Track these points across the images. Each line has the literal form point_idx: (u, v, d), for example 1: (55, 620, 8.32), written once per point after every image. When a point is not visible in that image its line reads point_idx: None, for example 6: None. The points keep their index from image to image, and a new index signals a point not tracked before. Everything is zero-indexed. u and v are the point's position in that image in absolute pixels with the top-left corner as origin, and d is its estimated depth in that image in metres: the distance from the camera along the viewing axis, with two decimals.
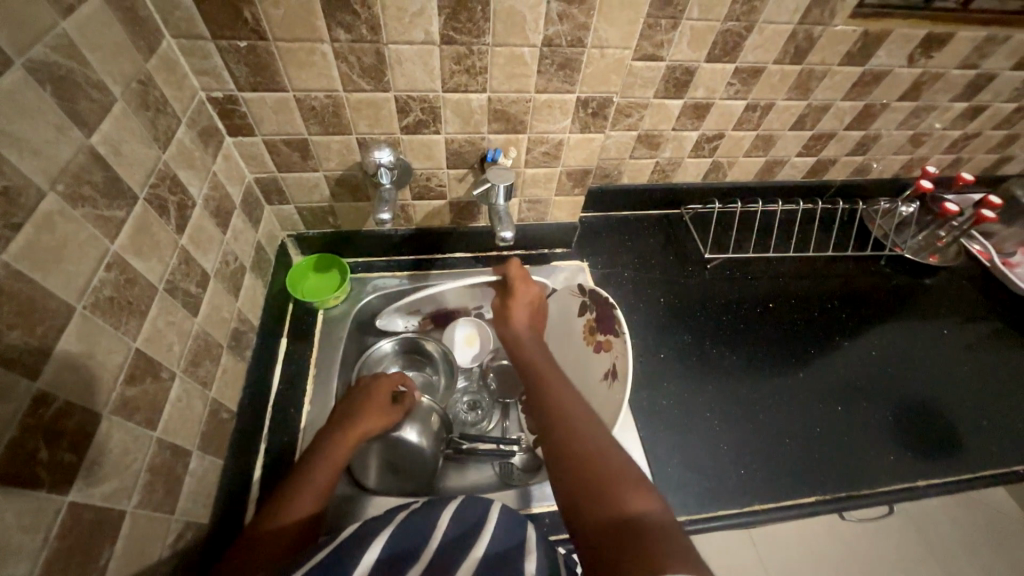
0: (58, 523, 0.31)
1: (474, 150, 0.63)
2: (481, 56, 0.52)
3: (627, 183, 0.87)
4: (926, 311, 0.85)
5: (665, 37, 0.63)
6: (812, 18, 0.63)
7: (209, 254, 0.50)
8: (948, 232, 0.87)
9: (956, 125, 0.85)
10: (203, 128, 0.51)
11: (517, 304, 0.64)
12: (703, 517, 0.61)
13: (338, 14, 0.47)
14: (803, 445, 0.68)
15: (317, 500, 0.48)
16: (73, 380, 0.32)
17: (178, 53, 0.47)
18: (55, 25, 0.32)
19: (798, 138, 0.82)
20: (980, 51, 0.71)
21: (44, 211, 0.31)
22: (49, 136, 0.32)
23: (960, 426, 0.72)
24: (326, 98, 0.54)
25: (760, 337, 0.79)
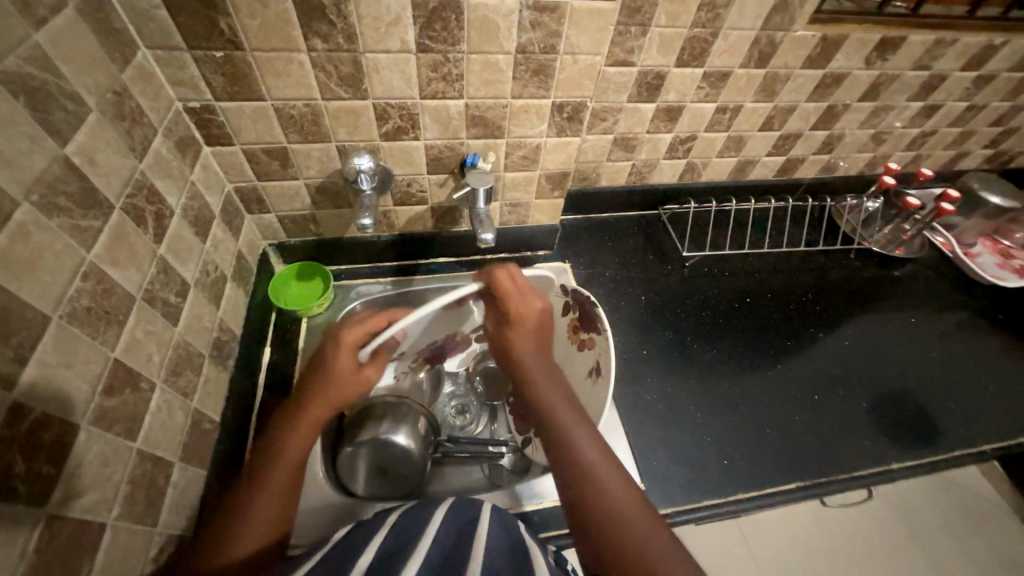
0: (36, 536, 0.30)
1: (453, 155, 0.64)
2: (457, 63, 0.53)
3: (606, 185, 0.89)
4: (895, 302, 0.89)
5: (635, 43, 0.65)
6: (773, 24, 0.66)
7: (189, 263, 0.50)
8: (912, 225, 0.92)
9: (914, 124, 0.89)
10: (180, 138, 0.51)
11: (519, 334, 0.55)
12: (689, 507, 0.62)
13: (314, 24, 0.47)
14: (783, 434, 0.70)
15: (273, 528, 0.44)
16: (49, 390, 0.32)
17: (154, 64, 0.47)
18: (28, 37, 0.33)
19: (767, 138, 0.85)
20: (931, 53, 0.75)
21: (18, 221, 0.31)
22: (23, 146, 0.32)
23: (929, 410, 0.75)
24: (304, 106, 0.54)
25: (738, 331, 0.81)
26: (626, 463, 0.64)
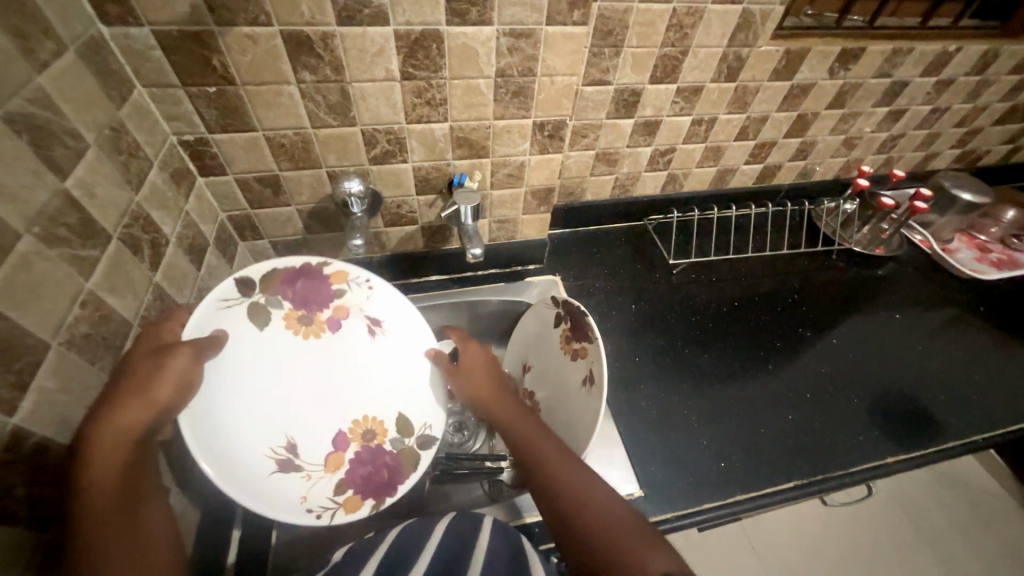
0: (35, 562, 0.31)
1: (440, 176, 0.66)
2: (440, 88, 0.56)
3: (591, 199, 0.92)
4: (879, 300, 0.91)
5: (610, 63, 0.69)
6: (738, 41, 0.70)
7: (184, 290, 0.51)
8: (890, 225, 0.95)
9: (882, 128, 0.93)
10: (175, 170, 0.53)
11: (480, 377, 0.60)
12: (688, 512, 0.62)
13: (303, 58, 0.50)
14: (778, 434, 0.70)
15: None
16: (49, 415, 0.33)
17: (150, 101, 0.49)
18: (30, 79, 0.34)
19: (743, 147, 0.89)
20: (890, 61, 0.79)
21: (20, 251, 0.32)
22: (26, 181, 0.33)
23: (921, 404, 0.76)
24: (295, 135, 0.57)
25: (729, 336, 0.82)
26: (624, 469, 0.65)
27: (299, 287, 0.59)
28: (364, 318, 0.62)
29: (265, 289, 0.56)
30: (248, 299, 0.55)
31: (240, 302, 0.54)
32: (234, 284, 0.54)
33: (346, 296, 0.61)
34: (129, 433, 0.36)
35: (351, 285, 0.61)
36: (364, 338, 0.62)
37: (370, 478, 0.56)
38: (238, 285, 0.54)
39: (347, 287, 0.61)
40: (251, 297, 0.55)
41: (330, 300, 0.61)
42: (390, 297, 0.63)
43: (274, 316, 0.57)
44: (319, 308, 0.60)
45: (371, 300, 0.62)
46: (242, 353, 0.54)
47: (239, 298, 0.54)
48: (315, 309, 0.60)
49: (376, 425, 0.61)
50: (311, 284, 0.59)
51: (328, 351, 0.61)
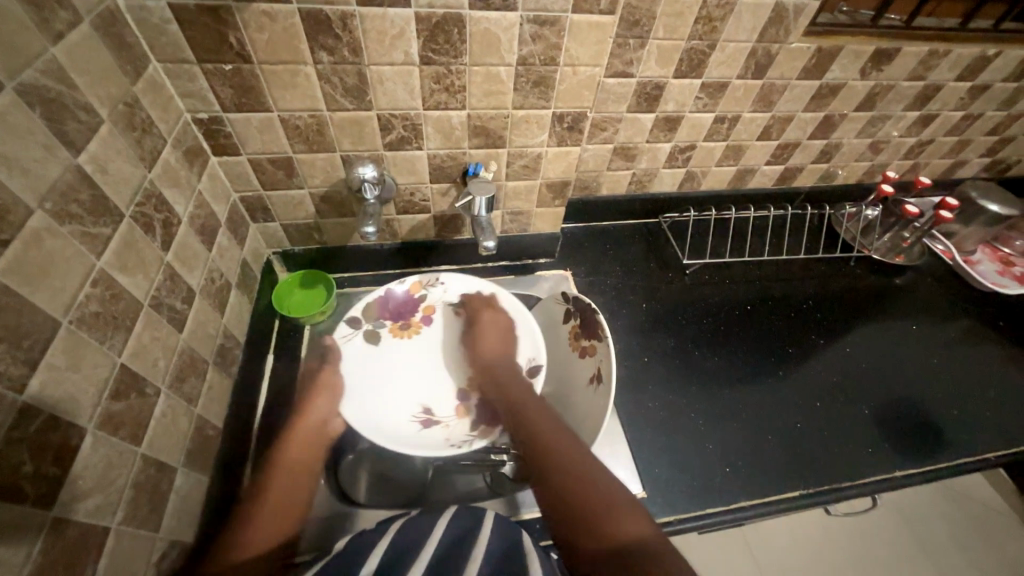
0: (41, 539, 0.30)
1: (455, 165, 0.65)
2: (459, 75, 0.55)
3: (606, 194, 0.90)
4: (896, 309, 0.89)
5: (634, 55, 0.67)
6: (769, 36, 0.67)
7: (195, 271, 0.51)
8: (912, 233, 0.93)
9: (911, 133, 0.90)
10: (189, 148, 0.52)
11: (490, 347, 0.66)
12: (691, 515, 0.62)
13: (321, 38, 0.49)
14: (785, 441, 0.70)
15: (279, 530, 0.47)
16: (57, 394, 0.33)
17: (165, 77, 0.48)
18: (44, 50, 0.34)
19: (765, 147, 0.87)
20: (925, 64, 0.76)
21: (31, 227, 0.32)
22: (37, 155, 0.32)
23: (934, 418, 0.75)
24: (310, 117, 0.56)
25: (740, 340, 0.81)
26: (627, 469, 0.65)
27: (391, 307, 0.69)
28: (447, 306, 0.72)
29: (368, 317, 0.68)
30: (360, 329, 0.67)
31: (355, 331, 0.66)
32: (346, 324, 0.66)
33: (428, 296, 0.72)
34: (313, 431, 0.56)
35: (427, 289, 0.71)
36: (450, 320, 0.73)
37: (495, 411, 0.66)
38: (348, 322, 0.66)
39: (426, 290, 0.71)
40: (362, 327, 0.67)
41: (417, 305, 0.71)
42: (462, 283, 0.71)
43: (383, 335, 0.69)
44: (411, 314, 0.71)
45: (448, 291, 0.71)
46: (364, 363, 0.66)
47: (352, 331, 0.66)
48: (408, 316, 0.71)
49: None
50: (397, 300, 0.70)
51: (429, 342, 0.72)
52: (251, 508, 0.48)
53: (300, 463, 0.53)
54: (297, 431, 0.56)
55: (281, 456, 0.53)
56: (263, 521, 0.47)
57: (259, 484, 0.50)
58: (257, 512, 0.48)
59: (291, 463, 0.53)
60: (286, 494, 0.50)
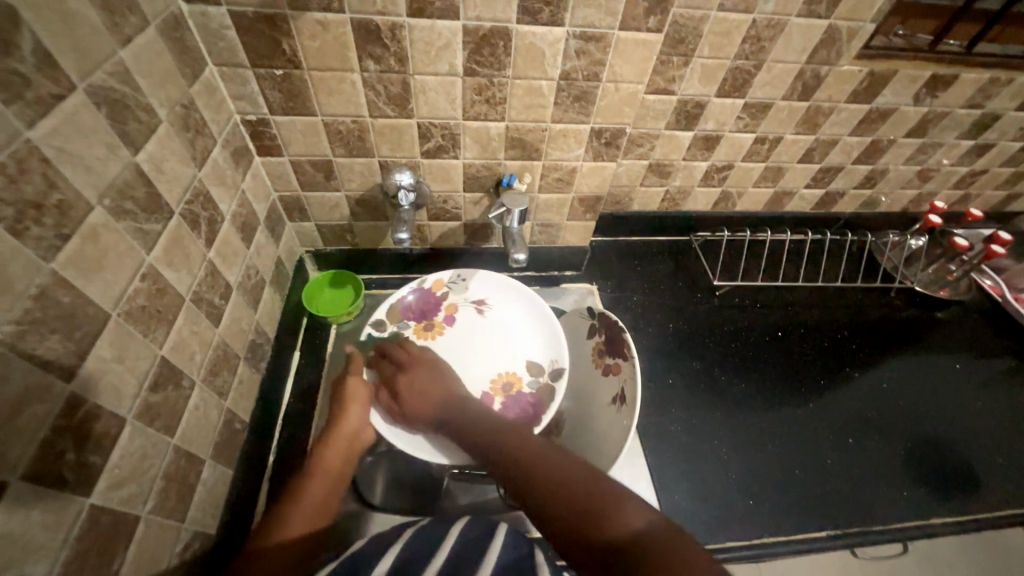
0: (78, 525, 0.31)
1: (490, 175, 0.65)
2: (501, 87, 0.55)
3: (637, 210, 0.89)
4: (938, 346, 0.85)
5: (676, 73, 0.66)
6: (819, 58, 0.66)
7: (233, 267, 0.52)
8: (958, 266, 0.89)
9: (964, 162, 0.86)
10: (236, 148, 0.54)
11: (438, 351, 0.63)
12: (711, 548, 0.60)
13: (369, 47, 0.50)
14: (814, 477, 0.67)
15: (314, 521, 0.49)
16: (101, 384, 0.34)
17: (219, 79, 0.50)
18: (113, 53, 0.35)
19: (806, 170, 0.84)
20: (984, 92, 0.73)
21: (91, 223, 0.33)
22: (101, 153, 0.34)
23: (976, 465, 0.70)
24: (352, 123, 0.57)
25: (770, 367, 0.78)
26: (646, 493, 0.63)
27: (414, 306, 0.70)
28: (468, 304, 0.72)
29: (394, 318, 0.68)
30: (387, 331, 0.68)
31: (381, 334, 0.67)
32: (371, 327, 0.67)
33: (449, 295, 0.71)
34: (349, 439, 0.55)
35: (449, 286, 0.71)
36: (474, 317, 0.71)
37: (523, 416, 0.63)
38: (375, 326, 0.67)
39: (447, 288, 0.71)
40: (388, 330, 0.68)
41: (439, 304, 0.71)
42: (482, 280, 0.71)
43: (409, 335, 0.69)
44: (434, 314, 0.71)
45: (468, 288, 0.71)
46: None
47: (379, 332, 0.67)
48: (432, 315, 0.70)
49: (510, 377, 0.68)
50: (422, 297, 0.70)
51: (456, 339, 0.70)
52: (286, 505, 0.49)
53: (332, 473, 0.53)
54: (336, 435, 0.55)
55: (318, 459, 0.53)
56: (292, 520, 0.48)
57: (294, 484, 0.51)
58: (286, 510, 0.49)
59: (326, 468, 0.53)
60: (316, 496, 0.51)
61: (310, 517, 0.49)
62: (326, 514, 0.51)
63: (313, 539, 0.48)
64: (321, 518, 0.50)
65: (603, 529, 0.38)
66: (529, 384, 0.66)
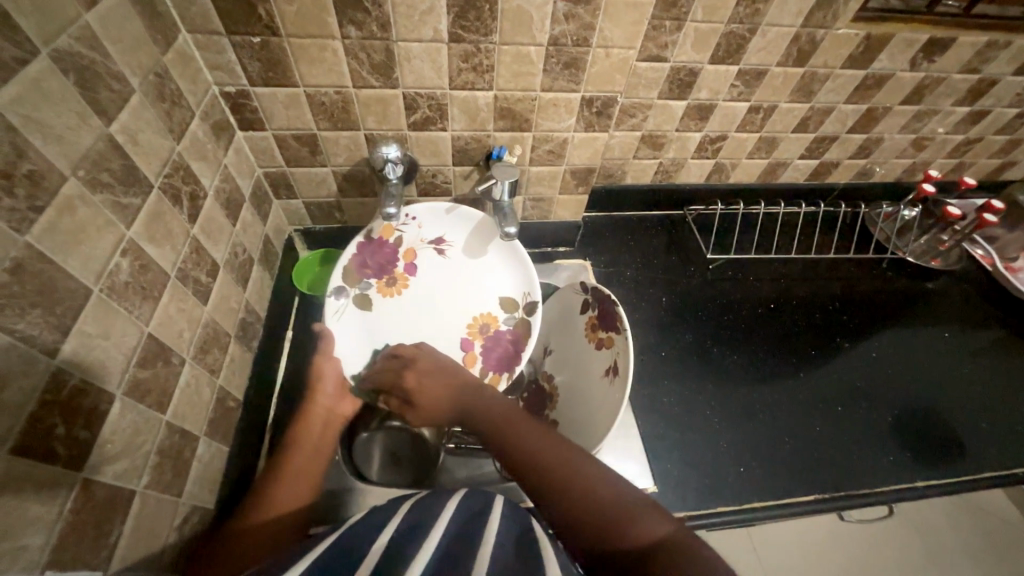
0: (72, 499, 0.31)
1: (479, 148, 0.64)
2: (488, 54, 0.53)
3: (631, 183, 0.88)
4: (927, 315, 0.85)
5: (669, 38, 0.64)
6: (815, 21, 0.64)
7: (219, 245, 0.51)
8: (950, 236, 0.88)
9: (959, 129, 0.85)
10: (216, 122, 0.52)
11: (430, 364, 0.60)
12: (703, 513, 0.61)
13: (350, 12, 0.48)
14: (802, 444, 0.68)
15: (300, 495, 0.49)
16: (87, 360, 0.33)
17: (193, 48, 0.48)
18: (78, 17, 0.34)
19: (801, 140, 0.83)
20: (981, 55, 0.72)
21: (65, 195, 0.32)
22: (71, 123, 0.33)
23: (960, 429, 0.72)
24: (336, 94, 0.55)
25: (761, 338, 0.79)
26: (640, 462, 0.64)
27: (370, 262, 0.67)
28: (427, 246, 0.70)
29: (352, 280, 0.66)
30: (349, 298, 0.66)
31: (344, 302, 0.65)
32: (333, 297, 0.64)
33: (404, 240, 0.69)
34: (325, 414, 0.57)
35: (401, 229, 0.68)
36: (435, 259, 0.71)
37: (504, 355, 0.69)
38: (335, 295, 0.64)
39: (399, 233, 0.68)
40: (349, 295, 0.66)
41: (396, 255, 0.69)
42: (438, 217, 0.68)
43: (373, 296, 0.68)
44: (394, 266, 0.69)
45: (423, 229, 0.69)
46: (361, 331, 0.66)
47: (342, 302, 0.65)
48: (391, 269, 0.69)
49: (488, 320, 0.71)
50: (374, 251, 0.67)
51: (426, 290, 0.71)
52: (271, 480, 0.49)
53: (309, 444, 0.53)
54: (312, 411, 0.57)
55: (300, 433, 0.54)
56: (279, 493, 0.48)
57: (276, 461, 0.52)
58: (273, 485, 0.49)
59: (307, 441, 0.54)
60: (301, 466, 0.52)
61: (300, 488, 0.50)
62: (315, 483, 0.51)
63: (302, 511, 0.49)
64: (310, 487, 0.51)
65: (623, 537, 0.37)
66: (505, 321, 0.70)
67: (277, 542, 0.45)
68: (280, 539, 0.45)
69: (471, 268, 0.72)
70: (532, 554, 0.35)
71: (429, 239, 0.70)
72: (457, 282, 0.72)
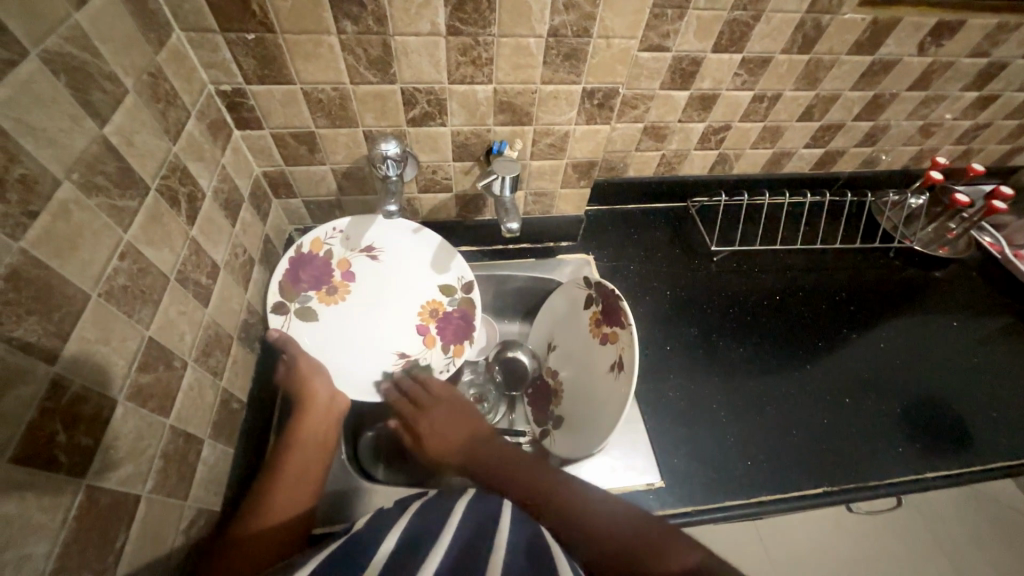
0: (75, 506, 0.31)
1: (479, 142, 0.63)
2: (487, 47, 0.52)
3: (633, 175, 0.87)
4: (936, 305, 0.84)
5: (671, 27, 0.63)
6: (820, 7, 0.63)
7: (219, 246, 0.51)
8: (957, 223, 0.87)
9: (967, 115, 0.84)
10: (212, 121, 0.52)
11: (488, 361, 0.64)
12: (709, 508, 0.61)
13: (345, 6, 0.47)
14: (810, 437, 0.68)
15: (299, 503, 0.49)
16: (87, 366, 0.33)
17: (187, 46, 0.47)
18: (68, 16, 0.33)
19: (806, 129, 0.82)
20: (991, 38, 0.70)
21: (60, 199, 0.32)
22: (64, 125, 0.32)
23: (970, 419, 0.71)
24: (333, 90, 0.54)
25: (768, 331, 0.78)
26: (647, 458, 0.64)
27: (305, 275, 0.65)
28: (359, 253, 0.69)
29: (290, 296, 0.63)
30: (291, 313, 0.62)
31: (286, 317, 0.62)
32: (273, 314, 0.61)
33: (334, 252, 0.68)
34: (324, 409, 0.56)
35: (329, 243, 0.67)
36: (371, 265, 0.70)
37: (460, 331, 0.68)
38: (275, 311, 0.60)
39: (328, 245, 0.67)
40: (290, 310, 0.62)
41: (330, 265, 0.67)
42: (358, 226, 0.69)
43: (315, 307, 0.65)
44: (330, 276, 0.67)
45: (348, 238, 0.68)
46: (313, 342, 0.63)
47: (284, 318, 0.61)
48: (328, 278, 0.66)
49: (435, 304, 0.70)
50: (307, 265, 0.65)
51: (365, 291, 0.68)
52: (269, 484, 0.49)
53: (313, 443, 0.53)
54: (309, 408, 0.55)
55: (294, 432, 0.53)
56: (279, 497, 0.48)
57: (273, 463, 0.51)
58: (274, 488, 0.49)
59: (304, 441, 0.53)
60: (303, 471, 0.51)
61: (303, 493, 0.50)
62: (317, 484, 0.51)
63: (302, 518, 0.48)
64: (309, 492, 0.50)
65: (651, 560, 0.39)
66: (450, 303, 0.69)
67: (280, 550, 0.44)
68: (279, 548, 0.44)
69: (409, 265, 0.71)
70: (543, 557, 0.35)
71: (359, 247, 0.69)
72: (394, 281, 0.70)
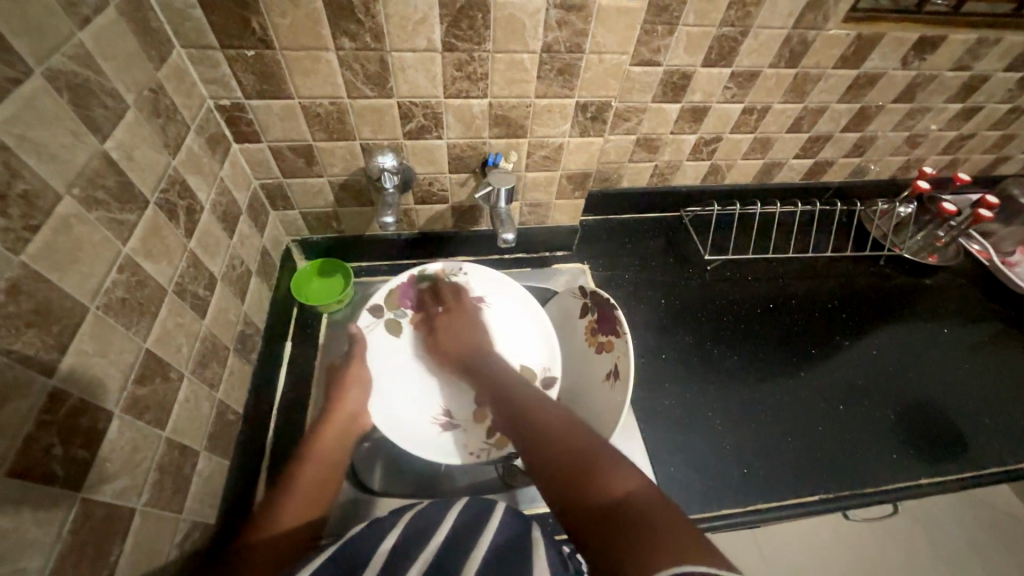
0: (70, 520, 0.31)
1: (475, 155, 0.64)
2: (482, 62, 0.53)
3: (627, 186, 0.88)
4: (927, 311, 0.86)
5: (661, 42, 0.64)
6: (805, 22, 0.64)
7: (217, 258, 0.51)
8: (946, 232, 0.88)
9: (952, 126, 0.86)
10: (211, 135, 0.53)
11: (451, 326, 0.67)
12: (707, 517, 0.61)
13: (343, 23, 0.48)
14: (806, 445, 0.68)
15: (306, 514, 0.48)
16: (85, 378, 0.33)
17: (187, 62, 0.48)
18: (72, 35, 0.34)
19: (795, 140, 0.83)
20: (972, 53, 0.72)
21: (61, 214, 0.32)
22: (65, 141, 0.33)
23: (964, 425, 0.72)
24: (331, 105, 0.55)
25: (762, 338, 0.79)
26: (644, 467, 0.64)
27: (413, 296, 0.69)
28: (470, 300, 0.72)
29: (391, 305, 0.68)
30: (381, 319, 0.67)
31: (377, 322, 0.67)
32: (369, 313, 0.66)
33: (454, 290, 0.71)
34: (346, 419, 0.57)
35: (450, 279, 0.71)
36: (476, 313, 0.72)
37: None
38: (370, 312, 0.66)
39: (450, 282, 0.71)
40: (382, 317, 0.67)
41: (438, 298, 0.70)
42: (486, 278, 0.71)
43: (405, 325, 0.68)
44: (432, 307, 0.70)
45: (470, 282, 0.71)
46: (388, 354, 0.66)
47: (374, 320, 0.67)
48: (431, 309, 0.70)
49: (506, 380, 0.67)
50: (418, 292, 0.69)
51: None
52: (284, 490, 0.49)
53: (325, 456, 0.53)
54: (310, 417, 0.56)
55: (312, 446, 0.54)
56: (296, 502, 0.49)
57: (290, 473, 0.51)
58: (290, 493, 0.49)
59: (319, 456, 0.53)
60: (315, 483, 0.51)
61: (310, 504, 0.49)
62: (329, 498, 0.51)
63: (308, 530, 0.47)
64: (318, 506, 0.50)
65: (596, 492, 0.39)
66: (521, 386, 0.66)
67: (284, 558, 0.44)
68: (283, 556, 0.44)
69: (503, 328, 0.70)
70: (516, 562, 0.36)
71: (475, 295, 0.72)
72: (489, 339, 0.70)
